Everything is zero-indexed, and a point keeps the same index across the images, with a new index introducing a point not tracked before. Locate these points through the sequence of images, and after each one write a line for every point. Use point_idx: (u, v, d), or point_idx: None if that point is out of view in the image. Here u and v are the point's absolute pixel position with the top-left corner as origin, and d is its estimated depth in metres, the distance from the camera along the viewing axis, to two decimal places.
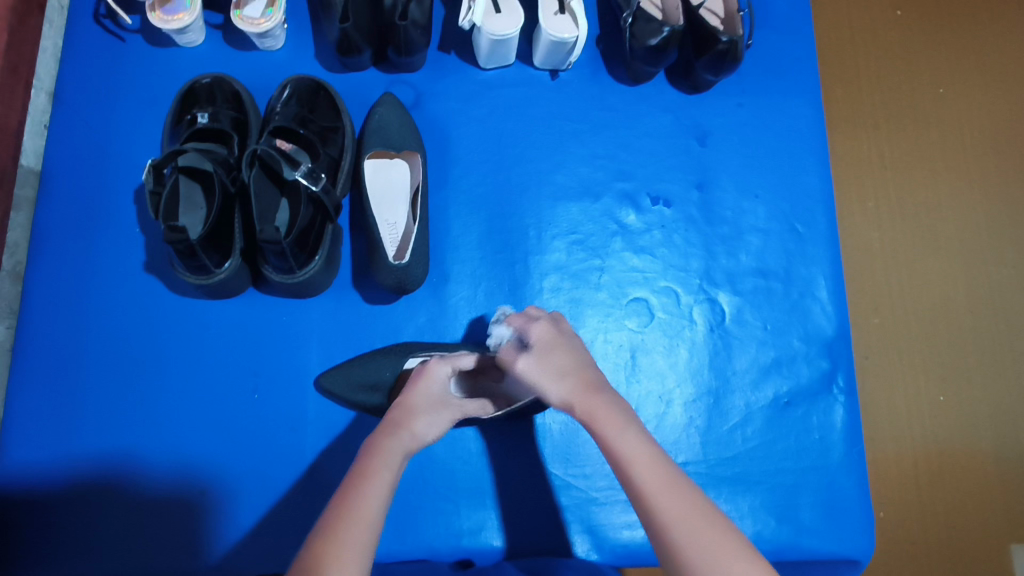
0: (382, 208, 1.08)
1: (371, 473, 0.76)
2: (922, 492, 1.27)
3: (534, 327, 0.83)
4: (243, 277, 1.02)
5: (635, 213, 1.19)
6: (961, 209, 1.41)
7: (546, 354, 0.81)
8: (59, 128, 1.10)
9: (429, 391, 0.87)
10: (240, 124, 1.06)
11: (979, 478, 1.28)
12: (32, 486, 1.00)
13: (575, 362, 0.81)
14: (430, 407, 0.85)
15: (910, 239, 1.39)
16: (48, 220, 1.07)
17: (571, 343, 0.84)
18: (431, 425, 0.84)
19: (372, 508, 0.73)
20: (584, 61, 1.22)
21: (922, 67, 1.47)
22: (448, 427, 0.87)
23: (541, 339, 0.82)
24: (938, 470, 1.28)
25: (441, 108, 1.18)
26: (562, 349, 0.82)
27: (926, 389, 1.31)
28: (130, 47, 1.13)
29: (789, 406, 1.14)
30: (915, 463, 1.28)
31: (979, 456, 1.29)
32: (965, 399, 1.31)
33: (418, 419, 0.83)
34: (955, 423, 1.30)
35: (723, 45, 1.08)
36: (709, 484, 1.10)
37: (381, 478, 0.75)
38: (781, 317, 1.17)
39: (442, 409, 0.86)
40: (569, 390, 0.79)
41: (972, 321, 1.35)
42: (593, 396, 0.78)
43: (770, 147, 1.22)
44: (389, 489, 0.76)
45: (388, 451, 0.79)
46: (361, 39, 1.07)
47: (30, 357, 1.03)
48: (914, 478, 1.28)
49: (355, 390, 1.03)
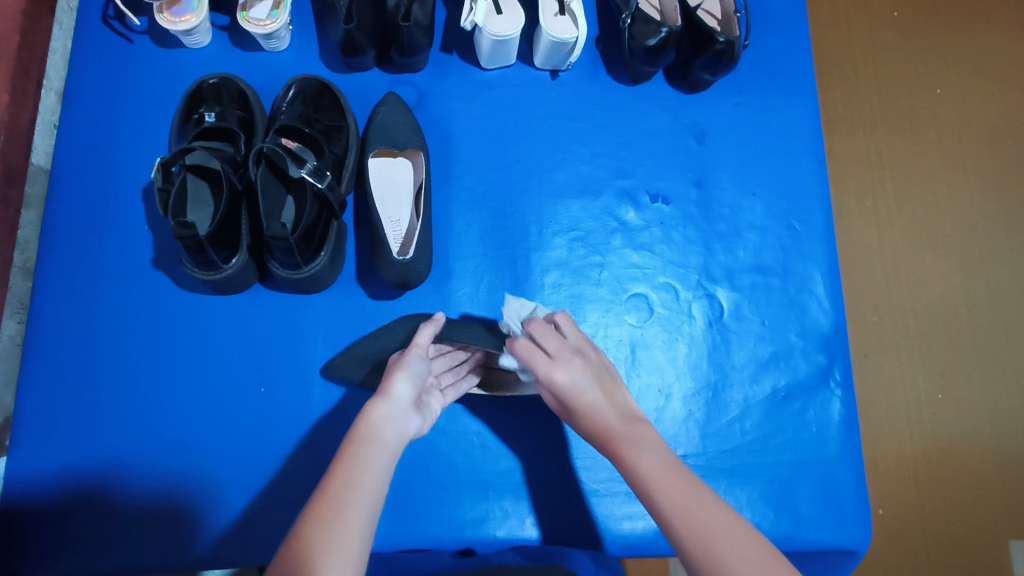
0: (386, 206, 1.10)
1: (344, 447, 0.77)
2: (921, 487, 1.29)
3: (553, 373, 0.83)
4: (250, 273, 1.04)
5: (634, 210, 1.21)
6: (958, 208, 1.43)
7: (571, 398, 0.83)
8: (69, 128, 1.12)
9: (394, 358, 0.88)
10: (246, 123, 1.08)
11: (977, 473, 1.29)
12: (41, 479, 1.01)
13: (600, 399, 0.83)
14: (394, 368, 0.86)
15: (907, 238, 1.41)
16: (58, 217, 1.09)
17: (590, 378, 0.84)
18: (398, 382, 0.83)
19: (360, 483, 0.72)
20: (584, 61, 1.24)
21: (919, 68, 1.49)
22: (412, 363, 0.86)
23: (563, 387, 0.83)
24: (936, 465, 1.30)
25: (443, 107, 1.20)
26: (584, 389, 0.83)
27: (923, 386, 1.33)
28: (138, 48, 1.15)
29: (787, 399, 1.16)
30: (913, 458, 1.30)
31: (977, 451, 1.30)
32: (963, 395, 1.33)
33: (383, 383, 0.84)
34: (953, 418, 1.32)
35: (720, 45, 1.10)
36: (707, 476, 1.12)
37: (352, 449, 0.76)
38: (778, 312, 1.19)
39: (404, 362, 0.86)
40: (596, 426, 0.82)
41: (969, 319, 1.37)
42: (616, 430, 0.81)
43: (769, 146, 1.24)
44: (380, 465, 0.75)
45: (358, 420, 0.79)
46: (365, 40, 1.09)
47: (40, 353, 1.05)
48: (912, 472, 1.30)
49: (357, 364, 1.04)
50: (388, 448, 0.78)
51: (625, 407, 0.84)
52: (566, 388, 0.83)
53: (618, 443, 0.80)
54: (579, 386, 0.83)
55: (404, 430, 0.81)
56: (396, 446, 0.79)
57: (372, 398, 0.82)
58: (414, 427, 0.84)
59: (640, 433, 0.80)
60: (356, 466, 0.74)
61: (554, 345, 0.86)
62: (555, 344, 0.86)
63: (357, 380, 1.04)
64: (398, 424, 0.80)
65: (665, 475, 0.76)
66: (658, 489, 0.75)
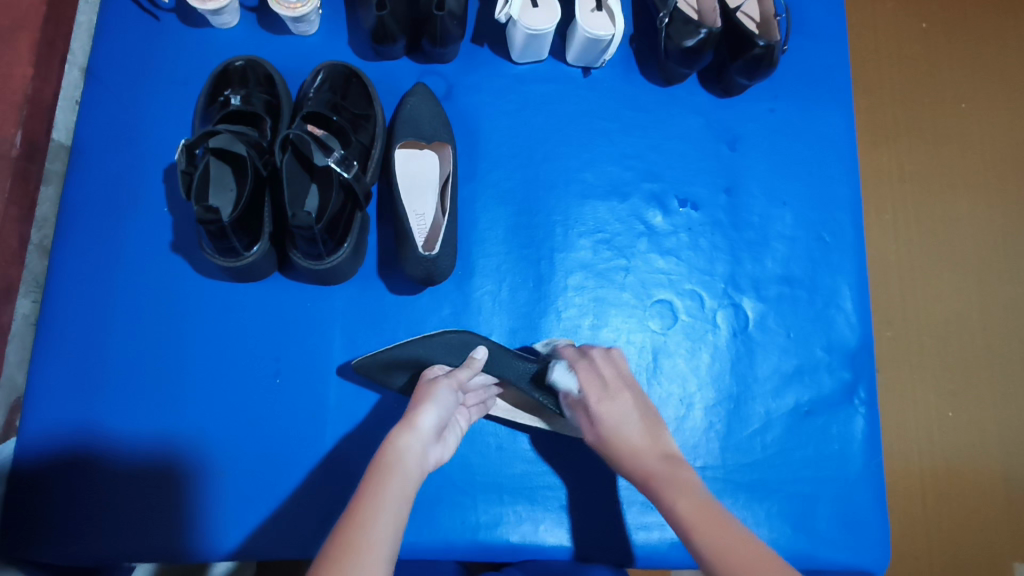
0: (411, 199, 1.08)
1: (365, 476, 0.74)
2: (927, 507, 1.26)
3: (600, 404, 0.86)
4: (271, 261, 1.02)
5: (662, 214, 1.18)
6: (979, 224, 1.40)
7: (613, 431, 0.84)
8: (89, 105, 1.10)
9: (421, 387, 0.85)
10: (272, 108, 1.06)
11: (985, 495, 1.27)
12: (54, 461, 1.00)
13: (639, 434, 0.83)
14: (423, 397, 0.82)
15: (926, 253, 1.38)
16: (76, 195, 1.07)
17: (636, 417, 0.85)
18: (422, 412, 0.80)
19: (382, 521, 0.68)
20: (617, 59, 1.22)
21: (946, 82, 1.46)
22: (437, 394, 0.83)
23: (609, 418, 0.85)
24: (945, 486, 1.27)
25: (472, 100, 1.17)
26: (627, 423, 0.84)
27: (933, 403, 1.31)
28: (164, 26, 1.13)
29: (809, 414, 1.13)
30: (922, 476, 1.27)
31: (986, 472, 1.27)
32: (973, 415, 1.30)
33: (410, 410, 0.81)
34: (963, 439, 1.29)
35: (760, 49, 1.07)
36: (726, 489, 1.10)
37: (376, 476, 0.73)
38: (804, 325, 1.17)
39: (431, 393, 0.83)
40: (635, 464, 0.81)
41: (984, 339, 1.34)
42: (655, 471, 0.79)
43: (800, 154, 1.22)
44: (402, 509, 0.71)
45: (383, 449, 0.77)
46: (396, 28, 1.07)
47: (55, 333, 1.03)
48: (921, 492, 1.27)
49: (390, 373, 1.02)
50: (410, 479, 0.75)
51: (668, 448, 0.83)
52: (611, 423, 0.85)
53: (657, 483, 0.78)
54: (630, 418, 0.85)
55: (426, 460, 0.78)
56: (418, 474, 0.76)
57: (398, 428, 0.79)
58: (438, 456, 0.83)
59: (678, 474, 0.79)
60: (378, 494, 0.71)
61: (608, 375, 0.89)
62: (610, 374, 0.89)
63: (394, 386, 1.02)
64: (421, 455, 0.77)
65: (702, 519, 0.73)
66: (698, 535, 0.72)
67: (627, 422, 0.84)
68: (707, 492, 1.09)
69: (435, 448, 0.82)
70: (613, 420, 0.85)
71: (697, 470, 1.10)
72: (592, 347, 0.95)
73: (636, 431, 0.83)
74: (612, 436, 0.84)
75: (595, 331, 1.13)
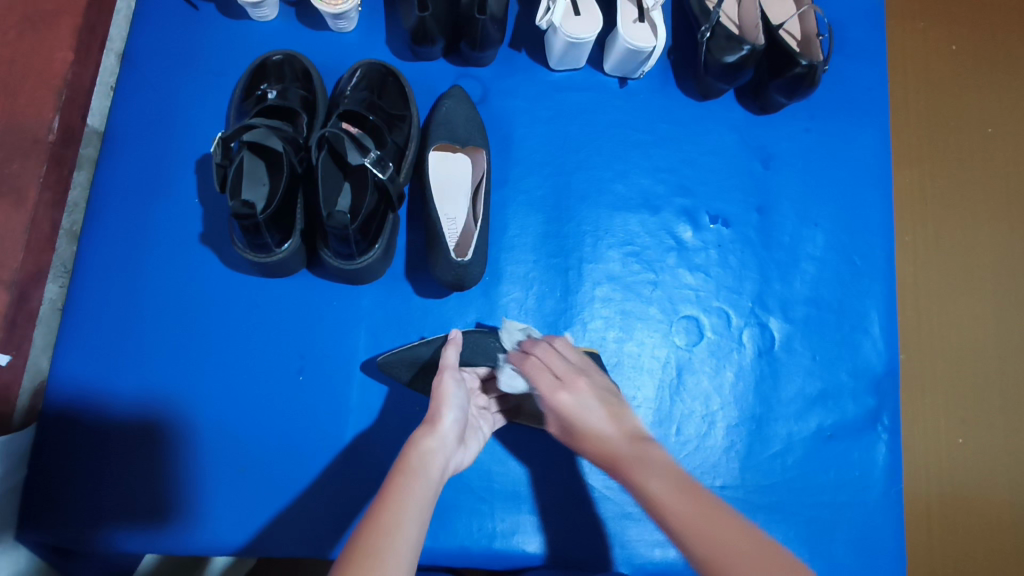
0: (443, 202, 1.07)
1: (388, 478, 0.71)
2: (934, 537, 1.23)
3: (558, 397, 0.81)
4: (300, 258, 1.01)
5: (692, 230, 1.17)
6: (996, 251, 1.35)
7: (576, 422, 0.79)
8: (128, 93, 1.09)
9: (435, 386, 0.83)
10: (308, 104, 1.06)
11: (994, 527, 1.24)
12: (83, 449, 1.00)
13: (604, 419, 0.79)
14: (440, 395, 0.81)
15: (943, 278, 1.33)
16: (112, 183, 1.07)
17: (595, 400, 0.81)
18: (440, 411, 0.79)
19: (410, 523, 0.65)
20: (654, 71, 1.21)
21: (972, 105, 1.41)
22: (450, 393, 0.81)
23: (569, 410, 0.80)
24: (953, 515, 1.24)
25: (507, 105, 1.17)
26: (589, 411, 0.79)
27: (945, 430, 1.27)
28: (203, 16, 1.12)
29: (832, 439, 1.12)
30: (929, 504, 1.24)
31: (993, 503, 1.25)
32: (984, 444, 1.27)
33: (430, 412, 0.80)
34: (971, 468, 1.26)
35: (802, 68, 1.06)
36: (743, 511, 1.09)
37: (401, 478, 0.71)
38: (831, 349, 1.16)
39: (441, 392, 0.81)
40: (601, 449, 0.77)
41: (998, 368, 1.30)
42: (620, 454, 0.76)
43: (833, 175, 1.20)
44: (426, 513, 0.68)
45: (406, 452, 0.75)
46: (436, 29, 1.06)
47: (86, 321, 1.03)
48: (928, 521, 1.24)
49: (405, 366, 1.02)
50: (432, 483, 0.72)
51: (634, 426, 0.79)
52: (570, 413, 0.80)
53: (625, 465, 0.75)
54: (585, 405, 0.80)
55: (447, 463, 0.77)
56: (440, 478, 0.74)
57: (418, 429, 0.77)
58: (455, 459, 0.81)
59: (646, 452, 0.75)
60: (401, 495, 0.68)
61: (560, 368, 0.84)
62: (561, 366, 0.84)
63: (405, 380, 1.02)
64: (443, 456, 0.76)
65: (673, 496, 0.70)
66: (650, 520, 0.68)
67: (585, 412, 0.79)
68: None
69: (454, 453, 0.80)
70: (575, 411, 0.80)
71: (716, 490, 1.09)
72: (536, 342, 0.89)
73: (581, 422, 0.79)
74: (575, 426, 0.79)
75: (621, 344, 1.12)
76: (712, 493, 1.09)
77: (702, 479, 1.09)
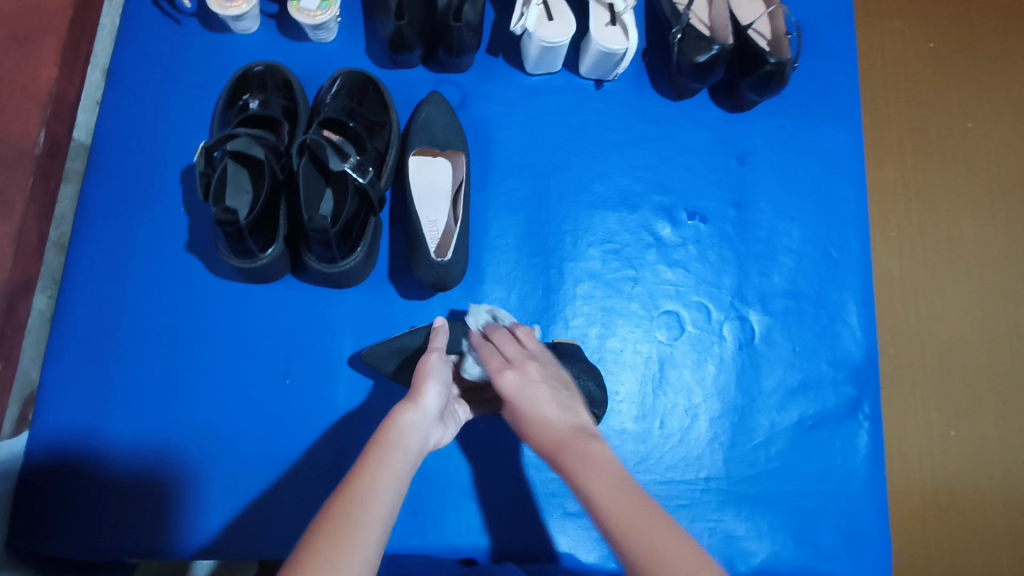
0: (424, 206, 1.09)
1: (366, 448, 0.72)
2: (928, 528, 1.24)
3: (502, 375, 0.82)
4: (284, 264, 1.03)
5: (671, 226, 1.19)
6: (976, 246, 1.37)
7: (518, 397, 0.79)
8: (112, 107, 1.12)
9: (418, 365, 0.85)
10: (289, 113, 1.08)
11: (987, 517, 1.25)
12: (74, 456, 1.01)
13: (547, 403, 0.78)
14: (425, 373, 0.83)
15: (927, 270, 1.34)
16: (98, 194, 1.09)
17: (543, 384, 0.81)
18: (423, 387, 0.81)
19: (385, 498, 0.66)
20: (629, 73, 1.23)
21: (952, 102, 1.44)
22: (439, 369, 0.84)
23: (507, 385, 0.81)
24: (947, 507, 1.25)
25: (486, 110, 1.19)
26: (532, 393, 0.79)
27: (936, 422, 1.28)
28: (185, 30, 1.15)
29: (814, 428, 1.14)
30: (922, 495, 1.25)
31: (987, 494, 1.26)
32: (975, 435, 1.28)
33: (414, 388, 0.81)
34: (963, 458, 1.27)
35: (771, 66, 1.09)
36: (729, 501, 1.10)
37: (377, 450, 0.72)
38: (810, 340, 1.17)
39: (429, 368, 0.84)
40: (544, 434, 0.75)
41: (986, 358, 1.31)
42: (562, 442, 0.73)
43: (808, 171, 1.23)
44: (398, 496, 0.68)
45: (385, 424, 0.76)
46: (413, 37, 1.08)
47: (74, 329, 1.05)
48: (921, 511, 1.24)
49: (387, 358, 1.03)
50: (409, 456, 0.73)
51: (580, 422, 0.77)
52: (515, 391, 0.80)
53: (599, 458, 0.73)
54: (531, 386, 0.80)
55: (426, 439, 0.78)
56: (418, 453, 0.75)
57: (399, 404, 0.79)
58: (434, 438, 0.82)
59: (587, 450, 0.72)
60: (376, 466, 0.69)
61: (509, 351, 0.87)
62: (514, 351, 0.87)
63: (387, 373, 1.03)
64: (422, 431, 0.77)
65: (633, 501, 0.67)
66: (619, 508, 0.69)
67: (531, 395, 0.79)
68: (711, 503, 1.10)
69: (434, 429, 0.82)
70: (518, 391, 0.80)
71: (701, 481, 1.11)
72: (497, 327, 0.94)
73: (544, 399, 0.78)
74: (516, 405, 0.78)
75: (602, 340, 1.14)
76: (697, 484, 1.10)
77: (686, 471, 1.11)
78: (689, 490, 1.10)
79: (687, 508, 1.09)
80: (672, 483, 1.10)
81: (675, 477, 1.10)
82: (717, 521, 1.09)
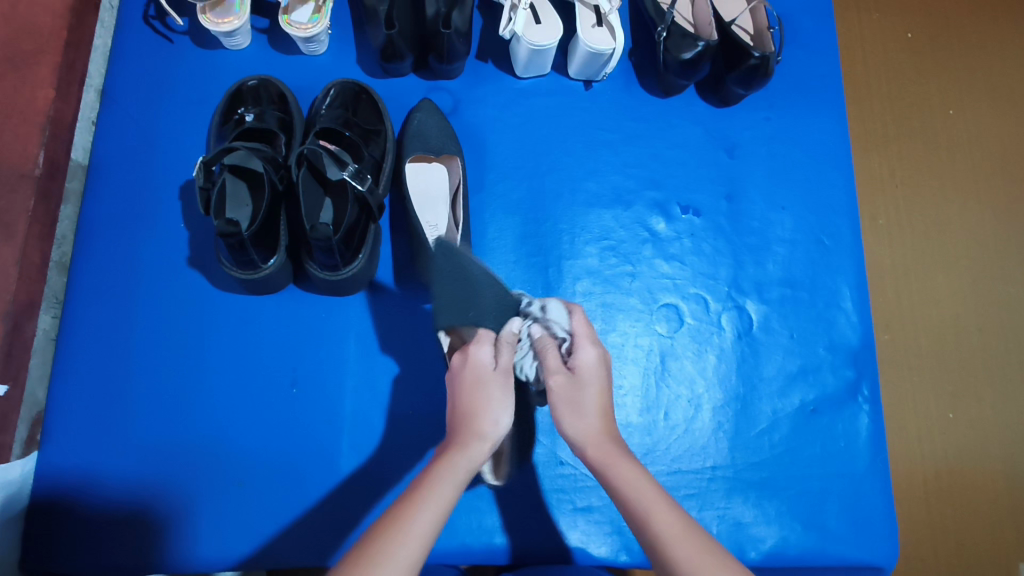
0: (424, 212, 1.10)
1: (420, 477, 0.69)
2: (933, 510, 1.25)
3: (588, 349, 0.80)
4: (286, 274, 1.04)
5: (665, 221, 1.21)
6: (963, 229, 1.40)
7: (590, 379, 0.78)
8: (109, 127, 1.13)
9: (487, 381, 0.76)
10: (285, 124, 1.09)
11: (990, 497, 1.26)
12: (85, 474, 1.01)
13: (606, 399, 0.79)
14: (498, 397, 0.76)
15: (917, 255, 1.37)
16: (98, 213, 1.10)
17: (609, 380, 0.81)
18: (498, 414, 0.74)
19: (421, 541, 0.63)
20: (616, 73, 1.26)
21: (933, 89, 1.47)
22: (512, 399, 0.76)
23: (588, 362, 0.79)
24: (949, 487, 1.27)
25: (478, 114, 1.21)
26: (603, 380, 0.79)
27: (934, 404, 1.30)
28: (178, 48, 1.16)
29: (815, 413, 1.16)
30: (925, 477, 1.27)
31: (990, 473, 1.27)
32: (973, 415, 1.30)
33: (485, 413, 0.74)
34: (963, 438, 1.29)
35: (755, 60, 1.11)
36: (736, 489, 1.11)
37: (429, 480, 0.68)
38: (807, 327, 1.19)
39: (502, 395, 0.76)
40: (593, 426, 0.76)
41: (979, 339, 1.34)
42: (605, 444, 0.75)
43: (796, 161, 1.25)
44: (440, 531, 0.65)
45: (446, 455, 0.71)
46: (404, 45, 1.10)
47: (80, 348, 1.05)
48: (925, 493, 1.26)
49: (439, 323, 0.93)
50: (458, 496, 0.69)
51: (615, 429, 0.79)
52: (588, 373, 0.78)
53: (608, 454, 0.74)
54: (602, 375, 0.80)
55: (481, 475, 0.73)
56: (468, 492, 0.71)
57: (470, 436, 0.73)
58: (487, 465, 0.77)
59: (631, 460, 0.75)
60: (422, 500, 0.66)
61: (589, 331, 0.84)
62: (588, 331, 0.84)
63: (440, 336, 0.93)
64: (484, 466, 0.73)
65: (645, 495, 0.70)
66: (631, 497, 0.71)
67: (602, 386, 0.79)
68: (718, 491, 1.11)
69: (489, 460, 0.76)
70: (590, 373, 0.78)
71: (707, 470, 1.12)
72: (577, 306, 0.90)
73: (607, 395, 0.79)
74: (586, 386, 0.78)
75: (603, 336, 1.16)
76: (704, 473, 1.12)
77: (693, 461, 1.12)
78: (695, 479, 1.12)
79: (694, 497, 1.11)
80: (679, 473, 1.12)
81: (681, 468, 1.12)
82: (725, 509, 1.10)
